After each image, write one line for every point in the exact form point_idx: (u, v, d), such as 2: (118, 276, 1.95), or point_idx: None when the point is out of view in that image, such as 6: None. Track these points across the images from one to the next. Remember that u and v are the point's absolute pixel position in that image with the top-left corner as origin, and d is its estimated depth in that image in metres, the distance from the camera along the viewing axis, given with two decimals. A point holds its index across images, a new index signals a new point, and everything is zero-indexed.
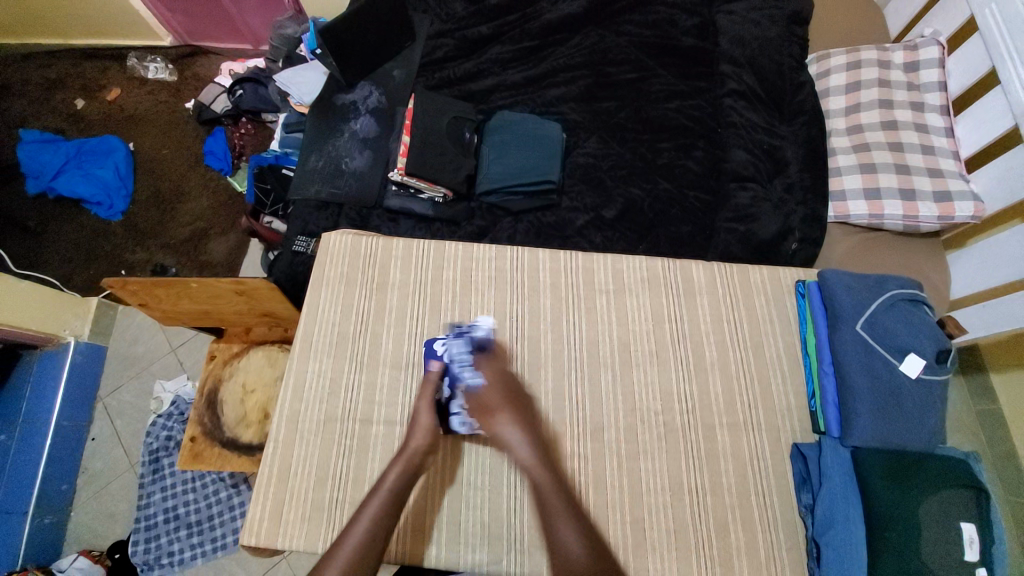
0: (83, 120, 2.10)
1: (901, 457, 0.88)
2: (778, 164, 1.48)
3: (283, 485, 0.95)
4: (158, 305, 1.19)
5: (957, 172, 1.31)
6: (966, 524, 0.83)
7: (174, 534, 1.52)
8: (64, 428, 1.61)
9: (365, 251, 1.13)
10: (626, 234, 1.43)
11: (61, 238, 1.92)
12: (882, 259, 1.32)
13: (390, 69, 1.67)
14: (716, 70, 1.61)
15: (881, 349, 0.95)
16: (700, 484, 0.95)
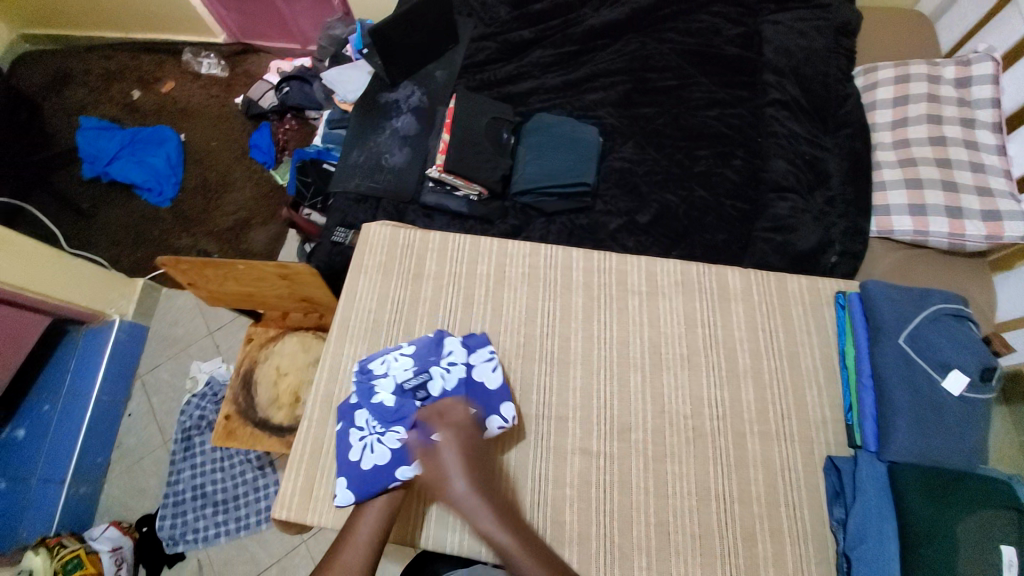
0: (139, 111, 2.22)
1: (941, 474, 0.85)
2: (820, 175, 1.45)
3: (316, 462, 0.99)
4: (205, 285, 1.25)
5: (1007, 192, 1.26)
6: (1007, 547, 0.79)
7: (200, 511, 1.58)
8: (104, 402, 1.68)
9: (403, 242, 1.17)
10: (659, 239, 1.42)
11: (113, 221, 2.03)
12: (926, 276, 1.28)
13: (433, 70, 1.72)
14: (758, 79, 1.60)
15: (922, 363, 0.92)
16: (728, 492, 0.94)
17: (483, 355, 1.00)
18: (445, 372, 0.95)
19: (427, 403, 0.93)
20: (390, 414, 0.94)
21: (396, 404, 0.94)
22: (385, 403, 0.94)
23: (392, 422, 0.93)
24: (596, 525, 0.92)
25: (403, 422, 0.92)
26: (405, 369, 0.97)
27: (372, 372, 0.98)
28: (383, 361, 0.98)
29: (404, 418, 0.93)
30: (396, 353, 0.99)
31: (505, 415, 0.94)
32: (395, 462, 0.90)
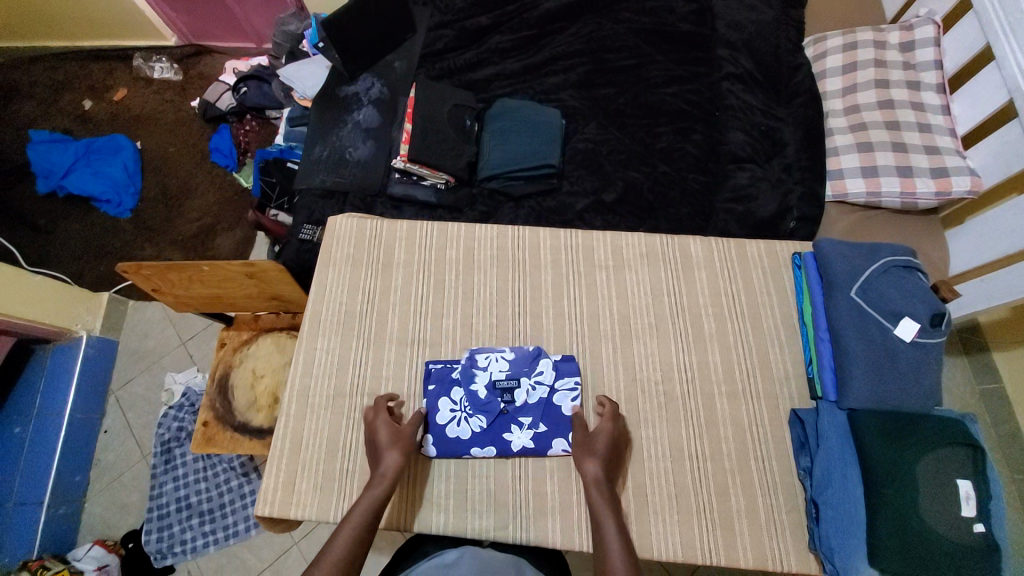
0: (92, 121, 2.14)
1: (899, 417, 0.90)
2: (776, 144, 1.50)
3: (295, 457, 0.99)
4: (171, 291, 1.23)
5: (954, 149, 1.31)
6: (963, 481, 0.85)
7: (186, 522, 1.55)
8: (77, 419, 1.64)
9: (370, 233, 1.17)
10: (626, 216, 1.45)
11: (72, 236, 1.96)
12: (881, 236, 1.33)
13: (392, 61, 1.70)
14: (713, 54, 1.63)
15: (875, 313, 0.97)
16: (700, 452, 0.98)
17: (568, 383, 1.02)
18: (534, 384, 1.02)
19: (509, 407, 1.01)
20: (479, 403, 1.01)
21: (486, 396, 1.01)
22: (478, 392, 1.01)
23: (478, 410, 1.00)
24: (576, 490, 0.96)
25: (487, 415, 1.00)
26: (502, 370, 1.03)
27: (476, 363, 1.03)
28: (488, 356, 1.03)
29: (490, 411, 1.00)
30: (500, 353, 1.04)
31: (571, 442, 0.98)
32: (473, 442, 0.98)
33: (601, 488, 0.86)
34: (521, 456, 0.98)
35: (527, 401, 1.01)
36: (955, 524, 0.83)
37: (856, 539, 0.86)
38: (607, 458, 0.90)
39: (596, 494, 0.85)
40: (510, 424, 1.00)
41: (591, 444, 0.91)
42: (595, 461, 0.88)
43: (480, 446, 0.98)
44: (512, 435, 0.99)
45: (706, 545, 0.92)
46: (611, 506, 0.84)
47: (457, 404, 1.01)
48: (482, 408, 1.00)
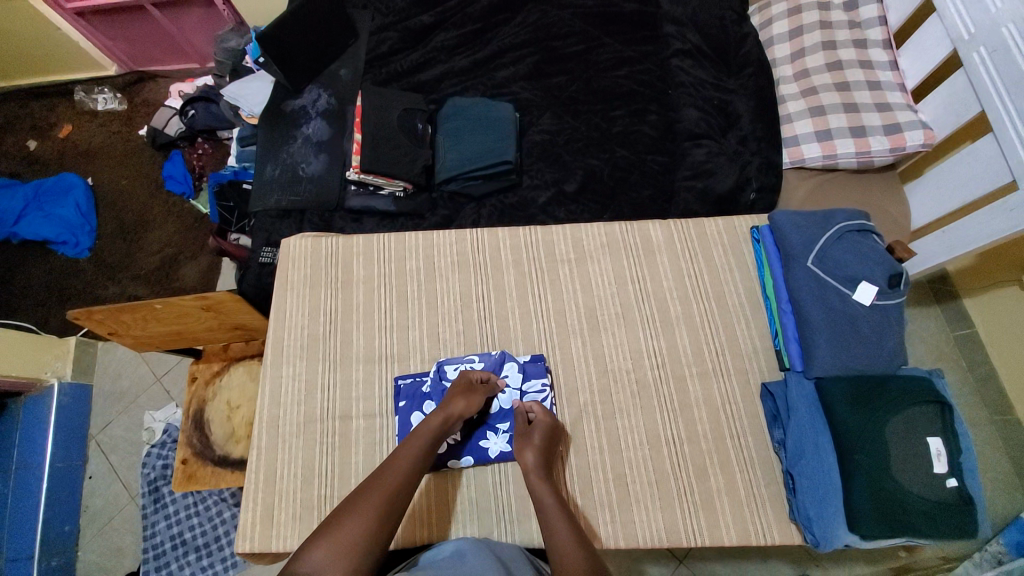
0: (39, 161, 2.05)
1: (865, 381, 0.92)
2: (730, 118, 1.49)
3: (271, 489, 0.98)
4: (128, 332, 1.21)
5: (904, 104, 1.32)
6: (933, 439, 0.87)
7: (183, 559, 1.46)
8: (59, 469, 1.56)
9: (326, 252, 1.16)
10: (589, 205, 1.43)
11: (31, 282, 1.87)
12: (839, 198, 1.34)
13: (337, 69, 1.64)
14: (660, 32, 1.61)
15: (833, 280, 0.98)
16: (676, 434, 0.99)
17: (536, 386, 1.01)
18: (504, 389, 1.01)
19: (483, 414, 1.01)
20: None
21: None
22: None
23: None
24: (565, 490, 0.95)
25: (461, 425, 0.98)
26: None
27: (445, 375, 1.01)
28: (457, 366, 1.02)
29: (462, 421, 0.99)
30: (468, 363, 1.03)
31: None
32: (448, 455, 0.97)
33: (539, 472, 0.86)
34: (500, 461, 0.98)
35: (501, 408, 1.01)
36: (928, 482, 0.84)
37: (834, 508, 0.87)
38: (544, 448, 0.89)
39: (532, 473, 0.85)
40: (486, 430, 0.99)
41: (531, 435, 0.92)
42: (533, 453, 0.88)
43: (457, 457, 0.96)
44: (488, 441, 0.98)
45: (690, 528, 0.93)
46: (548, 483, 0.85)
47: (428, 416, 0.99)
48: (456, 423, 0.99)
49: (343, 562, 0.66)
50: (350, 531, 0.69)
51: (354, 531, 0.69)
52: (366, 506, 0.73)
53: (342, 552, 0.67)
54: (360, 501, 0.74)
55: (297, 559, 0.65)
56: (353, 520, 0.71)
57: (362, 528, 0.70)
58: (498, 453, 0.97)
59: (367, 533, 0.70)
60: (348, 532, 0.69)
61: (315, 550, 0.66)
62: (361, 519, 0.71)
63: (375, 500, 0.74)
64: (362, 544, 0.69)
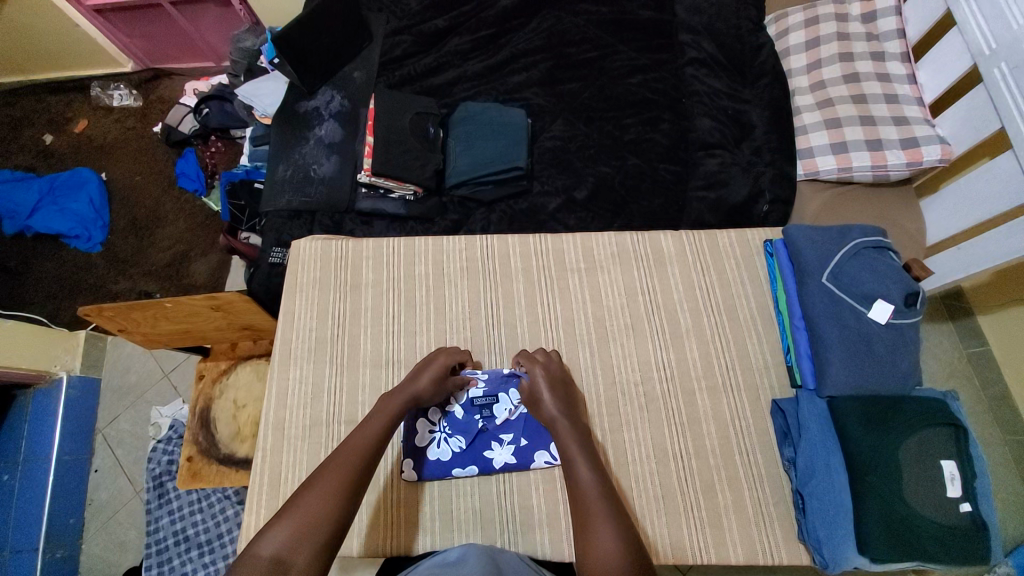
0: (54, 155, 2.07)
1: (878, 403, 0.90)
2: (744, 128, 1.48)
3: (275, 492, 0.98)
4: (137, 328, 1.22)
5: (922, 119, 1.30)
6: (947, 462, 0.85)
7: (185, 555, 1.46)
8: (66, 462, 1.56)
9: (335, 255, 1.17)
10: (599, 212, 1.42)
11: (44, 275, 1.89)
12: (854, 212, 1.32)
13: (350, 72, 1.65)
14: (675, 40, 1.60)
15: (847, 298, 0.97)
16: (683, 449, 0.98)
17: None
18: (512, 403, 1.01)
19: (489, 423, 1.00)
20: (458, 423, 1.00)
21: (465, 415, 1.00)
22: (457, 413, 1.01)
23: (457, 430, 0.99)
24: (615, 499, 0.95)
25: (467, 434, 0.98)
26: (477, 388, 1.02)
27: None
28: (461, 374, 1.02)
29: (468, 430, 0.99)
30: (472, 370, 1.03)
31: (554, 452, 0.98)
32: (454, 462, 0.97)
33: (563, 421, 0.89)
34: (504, 472, 0.97)
35: (507, 418, 1.01)
36: (941, 506, 0.83)
37: (844, 530, 0.85)
38: (557, 399, 0.92)
39: (563, 427, 0.88)
40: (491, 441, 0.99)
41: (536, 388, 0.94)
42: (547, 395, 0.92)
43: (461, 466, 0.97)
44: (493, 451, 0.98)
45: (696, 544, 0.92)
46: (577, 437, 0.87)
47: (434, 424, 1.00)
48: (462, 434, 0.99)
49: (304, 541, 0.68)
50: (313, 509, 0.71)
51: (313, 508, 0.71)
52: (325, 485, 0.75)
53: (302, 532, 0.68)
54: (319, 480, 0.76)
55: (257, 542, 0.67)
56: (312, 499, 0.72)
57: (322, 507, 0.72)
58: (504, 464, 0.97)
59: (326, 509, 0.72)
60: (310, 511, 0.71)
61: (274, 531, 0.68)
62: (323, 498, 0.73)
63: (331, 480, 0.76)
64: (322, 522, 0.70)
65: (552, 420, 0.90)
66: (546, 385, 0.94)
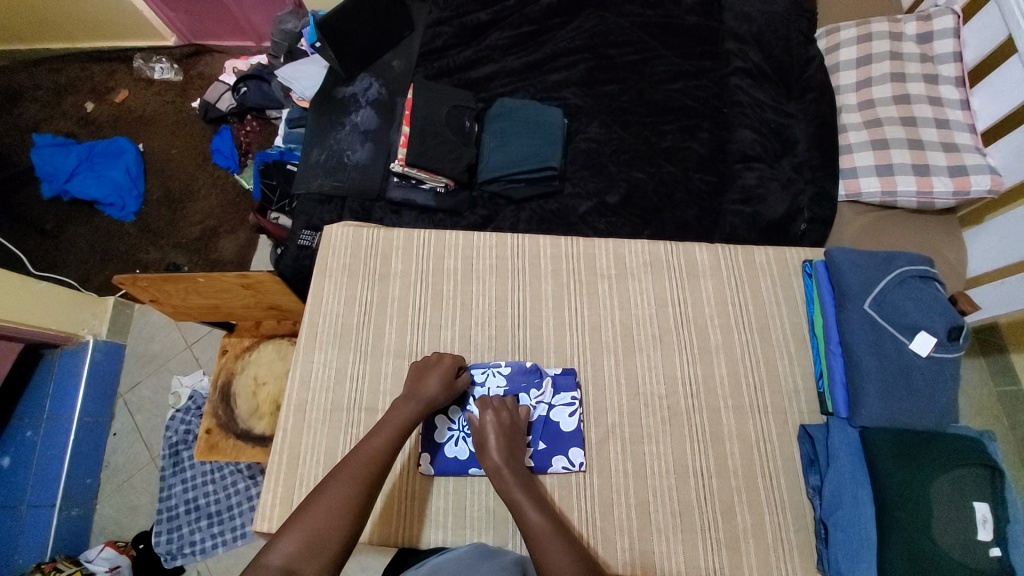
0: (94, 123, 2.12)
1: (913, 437, 0.88)
2: (786, 143, 1.44)
3: (292, 473, 0.99)
4: (168, 300, 1.25)
5: (973, 146, 1.25)
6: (979, 504, 0.82)
7: (195, 523, 1.49)
8: (87, 423, 1.60)
9: (366, 242, 1.17)
10: (630, 219, 1.40)
11: (78, 240, 1.94)
12: (897, 237, 1.27)
13: (390, 60, 1.66)
14: (721, 48, 1.57)
15: (889, 327, 0.94)
16: (704, 467, 0.96)
17: (566, 399, 1.01)
18: (533, 402, 0.99)
19: None
20: None
21: None
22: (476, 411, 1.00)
23: None
24: (631, 512, 0.94)
25: None
26: (498, 387, 1.01)
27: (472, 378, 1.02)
28: (483, 372, 1.02)
29: None
30: (494, 368, 1.03)
31: (572, 458, 0.96)
32: (471, 461, 0.97)
33: (511, 467, 0.86)
34: None
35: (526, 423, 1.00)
36: (972, 550, 0.80)
37: (865, 563, 0.84)
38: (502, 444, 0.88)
39: (507, 477, 0.85)
40: None
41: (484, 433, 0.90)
42: (492, 440, 0.89)
43: (478, 465, 0.97)
44: None
45: (709, 565, 0.90)
46: (522, 483, 0.84)
47: (453, 421, 1.00)
48: None
49: (313, 551, 0.68)
50: (320, 521, 0.71)
51: (322, 519, 0.72)
52: (332, 496, 0.75)
53: (311, 544, 0.69)
54: (327, 490, 0.76)
55: (267, 550, 0.68)
56: (319, 509, 0.73)
57: (332, 519, 0.72)
58: None
59: (336, 520, 0.72)
60: (318, 522, 0.71)
61: (283, 540, 0.69)
62: (329, 509, 0.73)
63: (343, 489, 0.76)
64: (331, 534, 0.71)
65: (496, 470, 0.86)
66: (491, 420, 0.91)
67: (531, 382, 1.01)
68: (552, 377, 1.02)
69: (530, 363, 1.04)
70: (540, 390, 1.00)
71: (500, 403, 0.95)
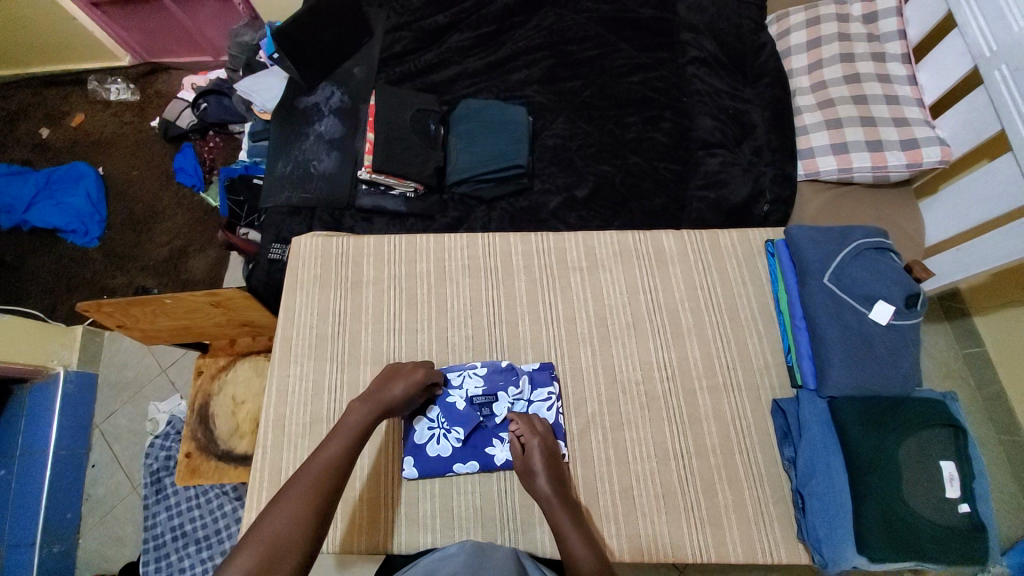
0: (51, 149, 2.05)
1: (878, 402, 0.91)
2: (745, 127, 1.48)
3: (275, 489, 0.98)
4: (136, 325, 1.22)
5: (922, 119, 1.30)
6: (945, 462, 0.86)
7: (183, 551, 1.46)
8: (63, 457, 1.55)
9: (337, 251, 1.16)
10: (600, 211, 1.42)
11: (40, 269, 1.87)
12: (855, 211, 1.32)
13: (350, 67, 1.64)
14: (677, 39, 1.60)
15: (849, 299, 0.97)
16: (685, 448, 0.98)
17: (544, 394, 1.01)
18: (512, 399, 1.00)
19: (488, 419, 1.00)
20: (457, 415, 0.99)
21: (464, 409, 0.99)
22: (455, 405, 1.00)
23: (456, 424, 0.98)
24: (615, 502, 0.95)
25: (466, 427, 0.98)
26: (477, 385, 1.01)
27: (451, 378, 1.02)
28: (461, 370, 1.02)
29: (467, 423, 0.98)
30: (472, 367, 1.03)
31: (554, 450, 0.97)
32: (454, 457, 0.97)
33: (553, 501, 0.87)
34: (505, 469, 0.98)
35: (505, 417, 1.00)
36: (940, 507, 0.84)
37: (843, 529, 0.86)
38: (549, 470, 0.90)
39: (557, 510, 0.86)
40: (492, 437, 0.99)
41: (530, 462, 0.91)
42: (542, 477, 0.89)
43: (462, 461, 0.97)
44: (494, 448, 0.98)
45: (695, 542, 0.92)
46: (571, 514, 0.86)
47: (434, 420, 0.99)
48: (460, 432, 0.98)
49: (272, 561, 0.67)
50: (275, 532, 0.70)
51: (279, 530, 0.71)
52: (290, 503, 0.74)
53: (267, 555, 0.68)
54: (285, 498, 0.75)
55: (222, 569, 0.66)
56: (277, 519, 0.72)
57: (289, 526, 0.71)
58: (505, 461, 0.97)
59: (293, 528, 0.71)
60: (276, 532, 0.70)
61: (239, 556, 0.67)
62: (287, 516, 0.72)
63: (302, 500, 0.75)
64: (287, 542, 0.70)
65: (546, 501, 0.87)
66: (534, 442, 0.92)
67: (509, 378, 1.01)
68: (531, 371, 1.03)
69: (508, 360, 1.05)
70: (518, 386, 1.01)
71: (538, 425, 0.96)
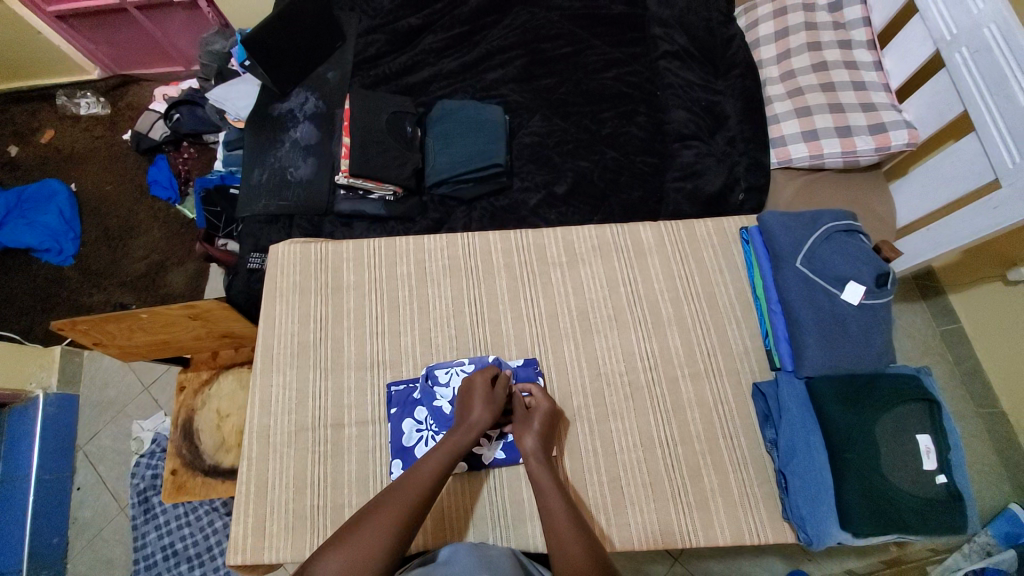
0: (20, 167, 2.00)
1: (854, 380, 0.93)
2: (718, 119, 1.51)
3: (262, 500, 0.97)
4: (112, 341, 1.19)
5: (889, 104, 1.33)
6: (921, 436, 0.88)
7: (175, 570, 1.43)
8: (46, 481, 1.52)
9: (315, 258, 1.15)
10: (579, 207, 1.43)
11: (14, 291, 1.83)
12: (827, 196, 1.34)
13: (324, 72, 1.63)
14: (648, 33, 1.62)
15: (821, 281, 0.99)
16: (670, 436, 0.99)
17: None
18: None
19: None
20: (445, 418, 0.99)
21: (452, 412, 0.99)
22: (443, 408, 1.00)
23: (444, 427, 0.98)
24: (603, 492, 0.96)
25: None
26: None
27: (436, 379, 1.01)
28: (447, 371, 1.01)
29: None
30: (457, 368, 1.02)
31: None
32: None
33: (538, 457, 0.87)
34: (494, 467, 0.98)
35: None
36: (919, 480, 0.86)
37: (827, 506, 0.88)
38: (543, 432, 0.91)
39: (535, 463, 0.86)
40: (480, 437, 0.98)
41: (529, 420, 0.93)
42: (533, 436, 0.90)
43: None
44: (482, 448, 0.98)
45: (684, 526, 0.94)
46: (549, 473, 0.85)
47: (421, 423, 0.99)
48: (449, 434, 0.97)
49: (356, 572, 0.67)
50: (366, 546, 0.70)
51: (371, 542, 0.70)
52: (383, 516, 0.74)
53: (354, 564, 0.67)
54: (379, 510, 0.75)
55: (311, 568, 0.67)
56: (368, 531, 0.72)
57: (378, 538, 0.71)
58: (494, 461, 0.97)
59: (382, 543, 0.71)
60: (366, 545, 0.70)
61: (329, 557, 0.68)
62: (379, 529, 0.72)
63: (392, 515, 0.75)
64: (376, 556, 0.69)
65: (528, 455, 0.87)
66: (534, 418, 0.93)
67: None
68: (516, 368, 1.03)
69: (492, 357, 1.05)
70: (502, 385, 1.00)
71: (542, 396, 0.97)
